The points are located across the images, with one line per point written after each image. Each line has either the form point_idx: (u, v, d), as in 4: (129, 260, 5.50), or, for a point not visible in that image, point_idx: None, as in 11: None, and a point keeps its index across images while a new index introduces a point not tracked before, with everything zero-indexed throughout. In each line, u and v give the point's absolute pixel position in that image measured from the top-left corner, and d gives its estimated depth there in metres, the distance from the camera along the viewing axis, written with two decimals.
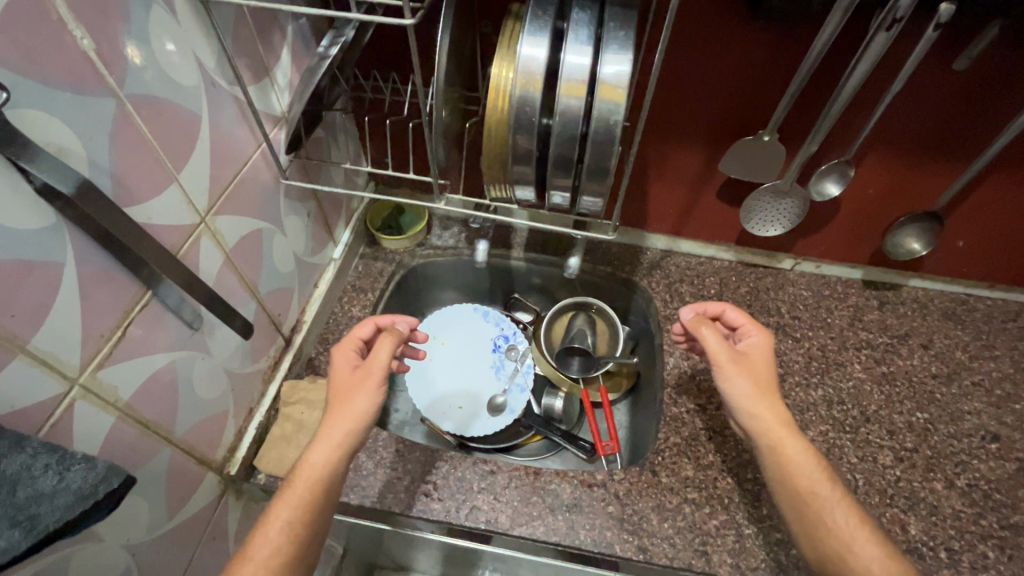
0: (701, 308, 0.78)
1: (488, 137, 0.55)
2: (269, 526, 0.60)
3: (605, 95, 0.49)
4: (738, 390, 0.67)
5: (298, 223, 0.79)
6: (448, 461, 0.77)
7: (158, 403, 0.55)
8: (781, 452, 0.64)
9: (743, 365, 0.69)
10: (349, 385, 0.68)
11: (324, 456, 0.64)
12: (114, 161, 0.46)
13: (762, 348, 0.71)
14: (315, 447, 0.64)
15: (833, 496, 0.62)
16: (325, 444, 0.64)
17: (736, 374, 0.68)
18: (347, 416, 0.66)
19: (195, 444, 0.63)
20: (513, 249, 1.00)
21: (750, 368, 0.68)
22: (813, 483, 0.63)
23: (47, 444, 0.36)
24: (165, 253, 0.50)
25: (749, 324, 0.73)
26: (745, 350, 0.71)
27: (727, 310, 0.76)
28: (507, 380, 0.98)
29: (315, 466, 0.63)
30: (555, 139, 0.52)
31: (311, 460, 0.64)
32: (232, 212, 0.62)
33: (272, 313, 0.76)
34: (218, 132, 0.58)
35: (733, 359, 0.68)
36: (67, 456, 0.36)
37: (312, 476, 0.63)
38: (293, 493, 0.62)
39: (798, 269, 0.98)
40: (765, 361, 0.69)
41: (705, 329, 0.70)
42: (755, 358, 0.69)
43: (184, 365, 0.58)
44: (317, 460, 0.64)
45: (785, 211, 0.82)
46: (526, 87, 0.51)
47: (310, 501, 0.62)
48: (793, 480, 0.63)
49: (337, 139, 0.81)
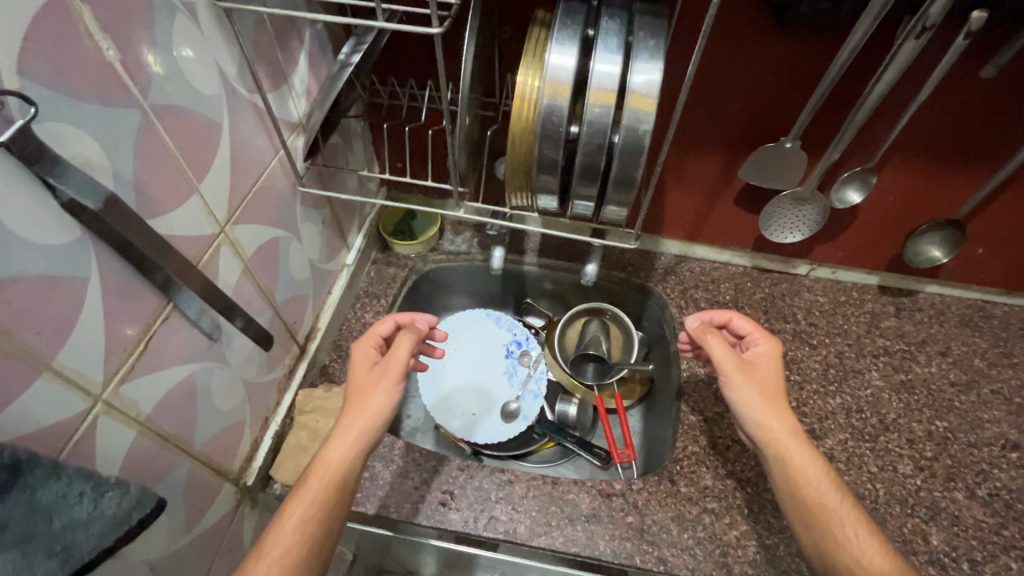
0: (708, 316, 0.77)
1: (513, 146, 0.55)
2: (285, 523, 0.60)
3: (635, 105, 0.48)
4: (751, 398, 0.66)
5: (314, 230, 0.78)
6: (465, 470, 0.76)
7: (177, 416, 0.54)
8: (793, 462, 0.63)
9: (750, 376, 0.68)
10: (366, 383, 0.68)
11: (342, 454, 0.64)
12: (138, 172, 0.45)
13: (767, 356, 0.70)
14: (332, 445, 0.64)
15: (849, 507, 0.61)
16: (343, 441, 0.64)
17: (745, 385, 0.67)
18: (362, 414, 0.65)
19: (213, 456, 0.62)
20: (525, 254, 1.00)
21: (756, 378, 0.68)
22: (825, 494, 0.61)
23: (81, 471, 0.36)
24: (186, 265, 0.49)
25: (755, 332, 0.72)
26: (751, 359, 0.70)
27: (734, 318, 0.75)
28: (520, 386, 0.98)
29: (330, 464, 0.63)
30: (582, 148, 0.51)
31: (328, 458, 0.63)
32: (251, 221, 0.62)
33: (288, 321, 0.75)
34: (237, 139, 0.57)
35: (740, 370, 0.68)
36: (102, 482, 0.36)
37: (327, 473, 0.63)
38: (308, 492, 0.61)
39: (813, 275, 0.97)
40: (772, 369, 0.69)
41: (712, 338, 0.70)
42: (762, 368, 0.69)
43: (203, 376, 0.57)
44: (335, 459, 0.63)
45: (804, 218, 0.81)
46: (554, 97, 0.50)
47: (324, 498, 0.61)
48: (806, 491, 0.62)
49: (352, 145, 0.80)
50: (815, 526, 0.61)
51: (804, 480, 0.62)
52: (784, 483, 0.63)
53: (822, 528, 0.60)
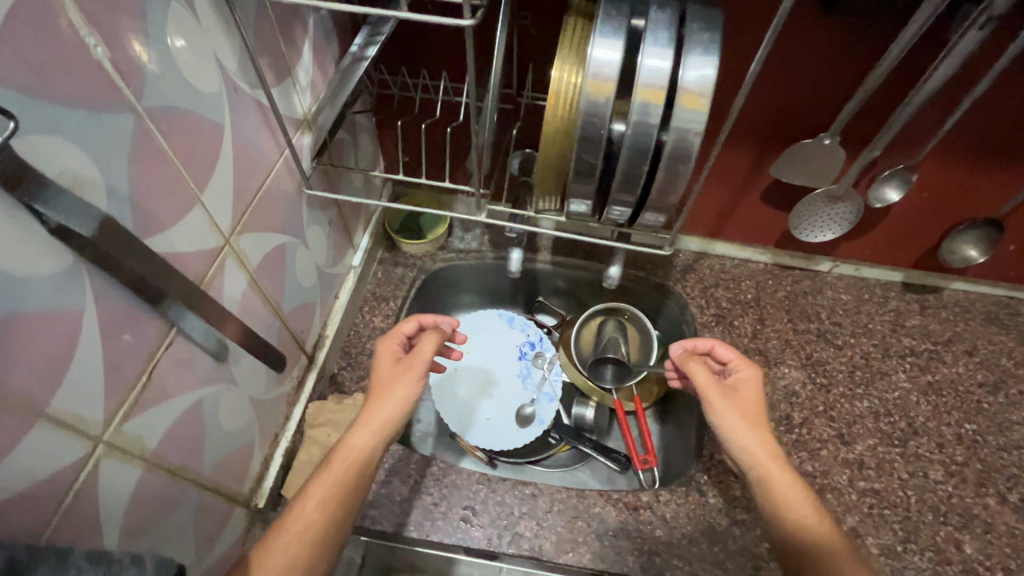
0: (691, 344, 0.75)
1: (546, 148, 0.51)
2: (307, 497, 0.57)
3: (687, 105, 0.44)
4: (734, 420, 0.64)
5: (319, 234, 0.73)
6: (486, 484, 0.73)
7: (183, 448, 0.50)
8: (773, 482, 0.60)
9: (734, 402, 0.65)
10: (389, 376, 0.65)
11: (367, 439, 0.61)
12: (134, 186, 0.40)
13: (749, 381, 0.67)
14: (356, 430, 0.61)
15: (832, 532, 0.57)
16: (367, 427, 0.62)
17: (729, 412, 0.65)
18: (387, 404, 0.63)
19: (223, 481, 0.58)
20: (539, 253, 0.96)
21: (738, 405, 0.65)
22: (802, 518, 0.58)
23: (92, 556, 0.32)
24: (188, 287, 0.44)
25: (737, 359, 0.70)
26: (734, 385, 0.68)
27: (716, 346, 0.72)
28: (535, 389, 0.94)
29: (354, 447, 0.61)
30: (624, 152, 0.47)
31: (350, 442, 0.61)
32: (255, 229, 0.57)
33: (296, 331, 0.70)
34: (240, 141, 0.52)
35: (723, 396, 0.66)
36: (115, 563, 0.32)
37: (347, 458, 0.60)
38: (329, 474, 0.59)
39: (836, 271, 0.94)
40: (755, 396, 0.66)
41: (694, 365, 0.69)
42: (744, 396, 0.66)
43: (210, 400, 0.53)
44: (357, 445, 0.61)
45: (837, 216, 0.78)
46: (597, 95, 0.45)
47: (343, 479, 0.58)
48: (786, 511, 0.59)
49: (359, 140, 0.74)
50: (798, 548, 0.57)
51: (782, 500, 0.59)
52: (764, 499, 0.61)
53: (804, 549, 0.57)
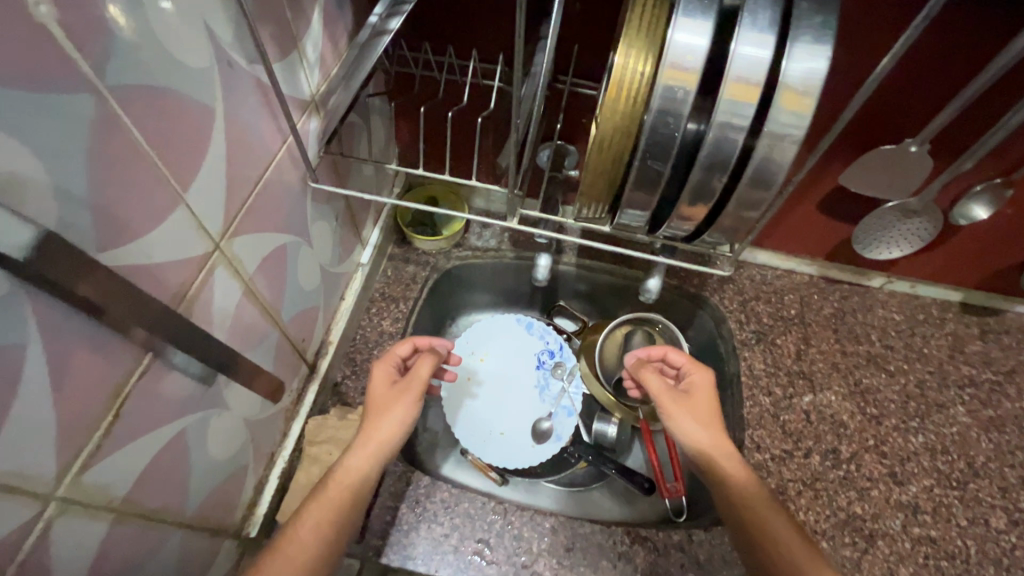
0: (644, 352, 0.69)
1: (599, 147, 0.44)
2: (298, 520, 0.49)
3: (787, 105, 0.38)
4: (688, 429, 0.59)
5: (325, 230, 0.65)
6: (502, 514, 0.66)
7: (163, 487, 0.43)
8: (730, 491, 0.54)
9: (689, 409, 0.60)
10: (384, 401, 0.58)
11: (366, 462, 0.54)
12: (95, 185, 0.32)
13: (701, 383, 0.62)
14: (353, 450, 0.54)
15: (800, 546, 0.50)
16: (362, 450, 0.54)
17: (684, 422, 0.59)
18: (385, 422, 0.56)
19: (211, 515, 0.51)
20: (564, 254, 0.86)
21: (690, 413, 0.60)
22: (767, 521, 0.52)
23: None
24: (160, 310, 0.37)
25: (689, 364, 0.65)
26: (687, 389, 0.63)
27: (669, 352, 0.67)
28: (552, 402, 0.86)
29: (351, 471, 0.53)
30: (700, 160, 0.41)
31: (346, 464, 0.53)
32: (252, 232, 0.49)
33: (296, 340, 0.63)
34: (235, 127, 0.43)
35: (679, 403, 0.60)
36: None
37: (343, 484, 0.53)
38: (322, 498, 0.51)
39: (887, 288, 0.86)
40: (711, 401, 0.61)
41: (647, 372, 0.63)
42: (697, 402, 0.61)
43: (196, 429, 0.46)
44: (355, 466, 0.53)
45: (909, 232, 0.69)
46: (673, 86, 0.38)
47: (340, 502, 0.52)
48: (749, 524, 0.53)
49: (371, 125, 0.66)
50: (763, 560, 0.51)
51: (747, 513, 0.53)
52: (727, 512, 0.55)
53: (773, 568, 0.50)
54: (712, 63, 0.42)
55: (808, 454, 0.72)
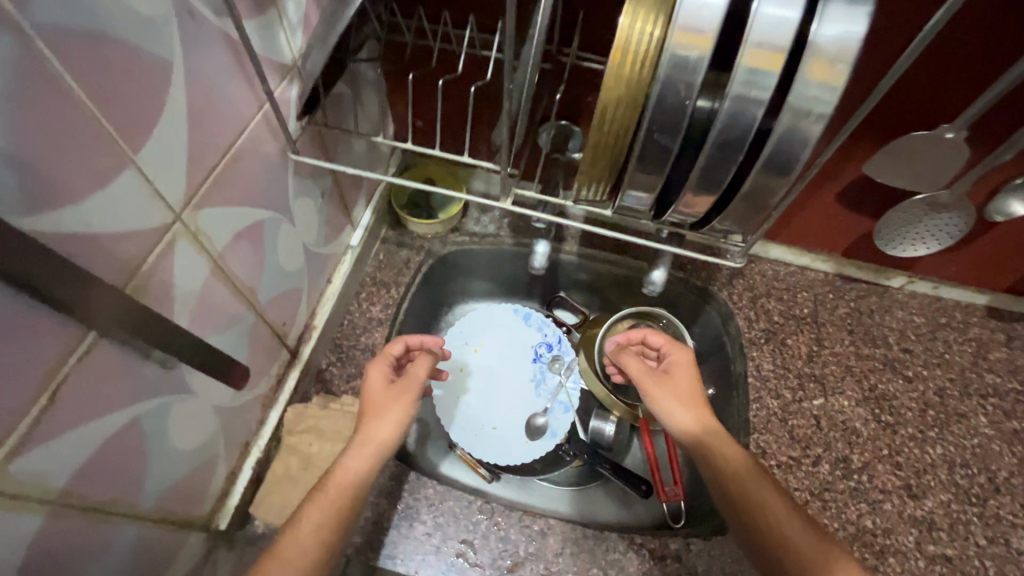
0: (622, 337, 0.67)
1: (601, 120, 0.40)
2: (300, 522, 0.46)
3: (815, 76, 0.33)
4: (670, 409, 0.56)
5: (309, 208, 0.61)
6: (488, 514, 0.62)
7: (113, 478, 0.40)
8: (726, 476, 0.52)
9: (671, 388, 0.57)
10: (381, 403, 0.54)
11: (366, 462, 0.50)
12: (16, 139, 0.28)
13: (680, 362, 0.60)
14: (350, 452, 0.50)
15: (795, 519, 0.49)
16: (360, 451, 0.51)
17: (667, 400, 0.56)
18: (382, 426, 0.52)
19: (174, 507, 0.48)
20: (565, 242, 0.82)
21: (672, 393, 0.57)
22: (767, 500, 0.50)
23: None
24: (98, 285, 0.33)
25: (668, 343, 0.62)
26: (667, 369, 0.60)
27: (647, 334, 0.65)
28: (548, 396, 0.82)
29: (350, 474, 0.49)
30: (712, 137, 0.36)
31: (344, 465, 0.50)
32: (221, 204, 0.45)
33: (275, 324, 0.59)
34: (200, 87, 0.39)
35: (660, 382, 0.58)
36: None
37: (341, 484, 0.49)
38: (324, 498, 0.48)
39: (908, 288, 0.81)
40: (692, 378, 0.58)
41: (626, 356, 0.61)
42: (678, 382, 0.58)
43: (154, 416, 0.42)
44: (352, 468, 0.50)
45: (940, 228, 0.64)
46: (685, 52, 0.34)
47: (341, 504, 0.48)
48: (749, 508, 0.50)
49: (359, 96, 0.61)
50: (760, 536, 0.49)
51: (747, 496, 0.51)
52: (723, 499, 0.52)
53: (780, 552, 0.48)
54: (730, 26, 0.37)
55: (817, 463, 0.68)
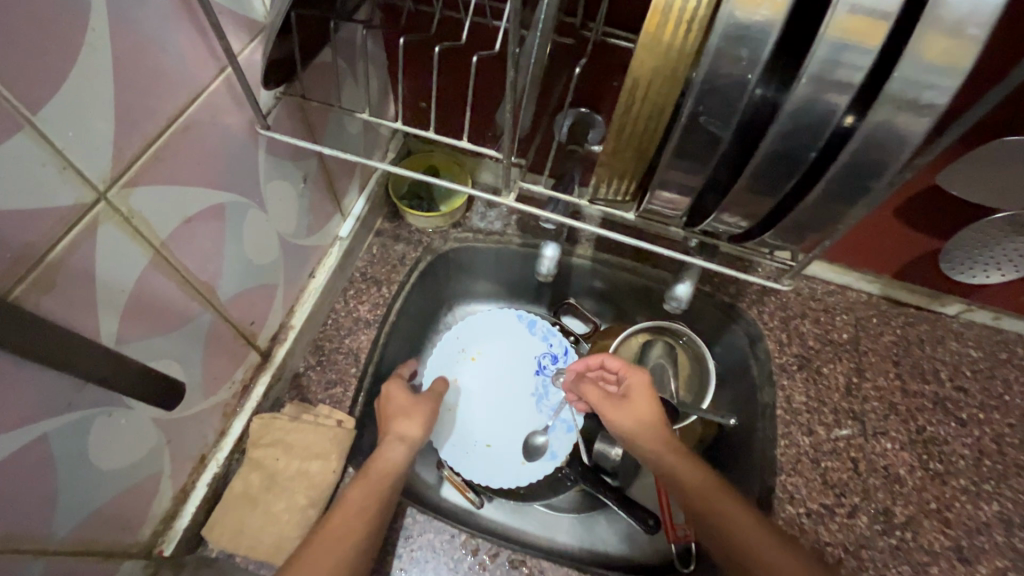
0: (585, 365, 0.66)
1: (627, 101, 0.31)
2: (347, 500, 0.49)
3: (927, 54, 0.25)
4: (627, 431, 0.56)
5: (288, 192, 0.54)
6: (471, 551, 0.55)
7: (5, 508, 0.33)
8: (698, 500, 0.49)
9: (627, 414, 0.56)
10: (406, 411, 0.57)
11: (402, 453, 0.53)
12: None
13: (637, 385, 0.58)
14: (388, 441, 0.54)
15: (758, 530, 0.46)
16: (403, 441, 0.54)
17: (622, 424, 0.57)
18: (412, 426, 0.56)
19: (101, 533, 0.42)
20: (578, 245, 0.73)
21: (627, 416, 0.56)
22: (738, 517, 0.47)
23: None
24: None
25: (624, 365, 0.60)
26: (625, 393, 0.59)
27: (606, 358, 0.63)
28: (550, 413, 0.73)
29: (391, 460, 0.53)
30: (775, 127, 0.28)
31: (384, 454, 0.53)
32: (164, 182, 0.37)
33: (240, 323, 0.52)
34: (130, 39, 0.32)
35: (617, 408, 0.57)
36: None
37: (383, 468, 0.52)
38: (366, 480, 0.51)
39: (964, 318, 0.71)
40: (648, 400, 0.57)
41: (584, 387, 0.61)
42: (634, 407, 0.57)
43: (68, 434, 0.36)
44: (392, 457, 0.53)
45: (1006, 252, 0.56)
46: (749, 14, 0.25)
47: (385, 485, 0.51)
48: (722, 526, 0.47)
49: (349, 68, 0.54)
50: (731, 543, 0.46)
51: (725, 521, 0.47)
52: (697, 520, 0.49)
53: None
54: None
55: (853, 514, 0.59)
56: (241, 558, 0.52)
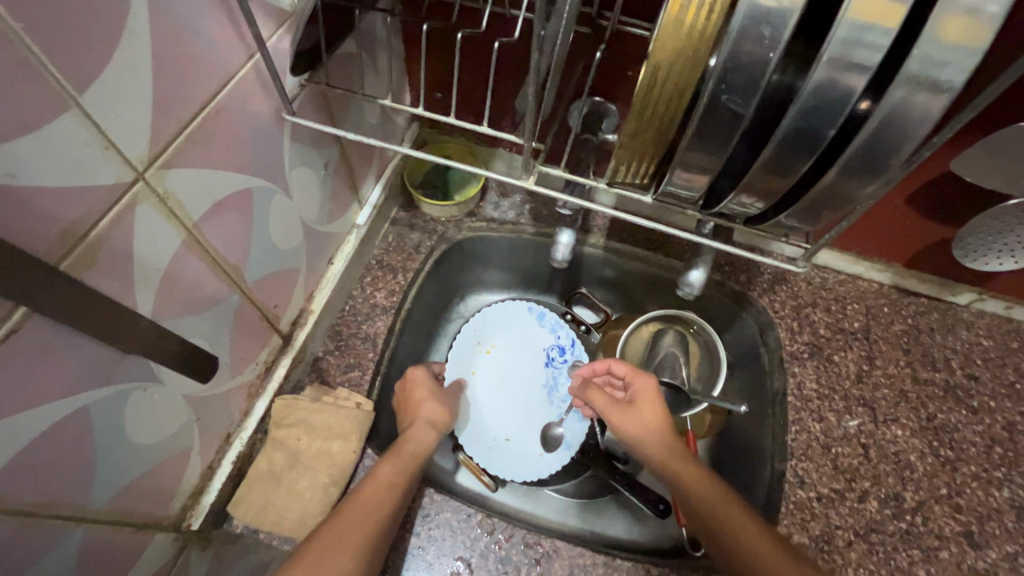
0: (590, 371, 0.67)
1: (648, 85, 0.32)
2: (371, 478, 0.50)
3: (946, 36, 0.25)
4: (637, 440, 0.56)
5: (310, 179, 0.55)
6: (487, 530, 0.57)
7: (50, 474, 0.34)
8: (697, 500, 0.50)
9: (633, 416, 0.56)
10: (424, 396, 0.59)
11: (424, 434, 0.55)
12: None
13: (644, 391, 0.57)
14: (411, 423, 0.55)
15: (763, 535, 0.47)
16: (426, 420, 0.56)
17: (631, 432, 0.56)
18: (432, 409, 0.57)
19: (133, 505, 0.43)
20: (591, 234, 0.74)
21: (639, 426, 0.55)
22: (743, 524, 0.48)
23: None
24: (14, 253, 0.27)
25: (630, 371, 0.60)
26: (631, 397, 0.58)
27: (612, 365, 0.63)
28: (563, 406, 0.74)
29: (413, 440, 0.54)
30: (793, 108, 0.29)
31: (406, 436, 0.54)
32: (197, 165, 0.39)
33: (263, 306, 0.53)
34: (167, 25, 0.33)
35: (622, 412, 0.57)
36: None
37: (406, 448, 0.53)
38: (390, 458, 0.52)
39: (976, 307, 0.71)
40: (653, 404, 0.57)
41: (591, 391, 0.61)
42: (642, 414, 0.56)
43: (107, 406, 0.37)
44: (415, 437, 0.54)
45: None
46: None
47: (411, 465, 0.52)
48: (727, 531, 0.47)
49: (371, 56, 0.55)
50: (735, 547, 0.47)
51: (722, 519, 0.48)
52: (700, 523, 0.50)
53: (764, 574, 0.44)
54: None
55: (863, 498, 0.60)
56: (265, 534, 0.54)
